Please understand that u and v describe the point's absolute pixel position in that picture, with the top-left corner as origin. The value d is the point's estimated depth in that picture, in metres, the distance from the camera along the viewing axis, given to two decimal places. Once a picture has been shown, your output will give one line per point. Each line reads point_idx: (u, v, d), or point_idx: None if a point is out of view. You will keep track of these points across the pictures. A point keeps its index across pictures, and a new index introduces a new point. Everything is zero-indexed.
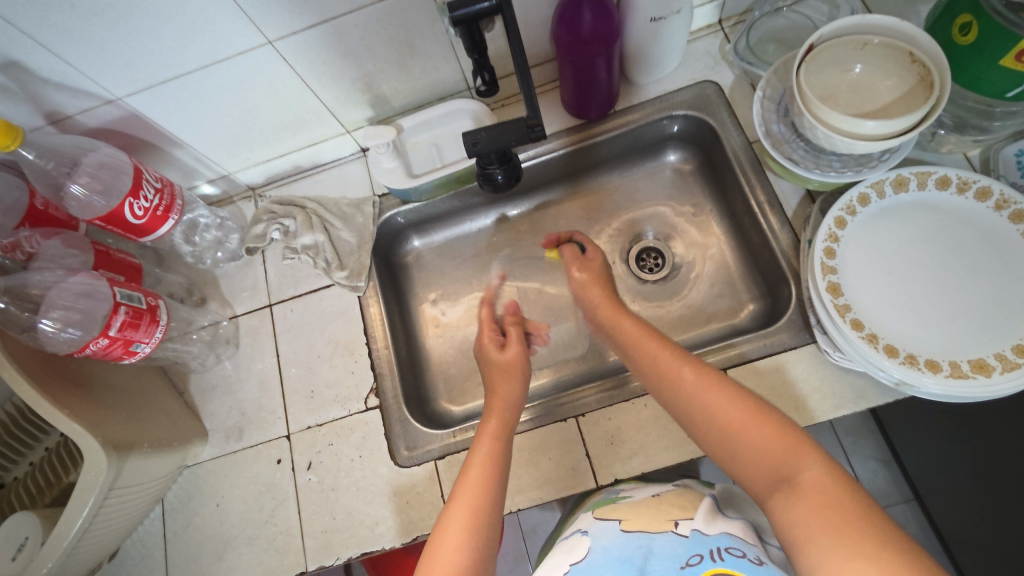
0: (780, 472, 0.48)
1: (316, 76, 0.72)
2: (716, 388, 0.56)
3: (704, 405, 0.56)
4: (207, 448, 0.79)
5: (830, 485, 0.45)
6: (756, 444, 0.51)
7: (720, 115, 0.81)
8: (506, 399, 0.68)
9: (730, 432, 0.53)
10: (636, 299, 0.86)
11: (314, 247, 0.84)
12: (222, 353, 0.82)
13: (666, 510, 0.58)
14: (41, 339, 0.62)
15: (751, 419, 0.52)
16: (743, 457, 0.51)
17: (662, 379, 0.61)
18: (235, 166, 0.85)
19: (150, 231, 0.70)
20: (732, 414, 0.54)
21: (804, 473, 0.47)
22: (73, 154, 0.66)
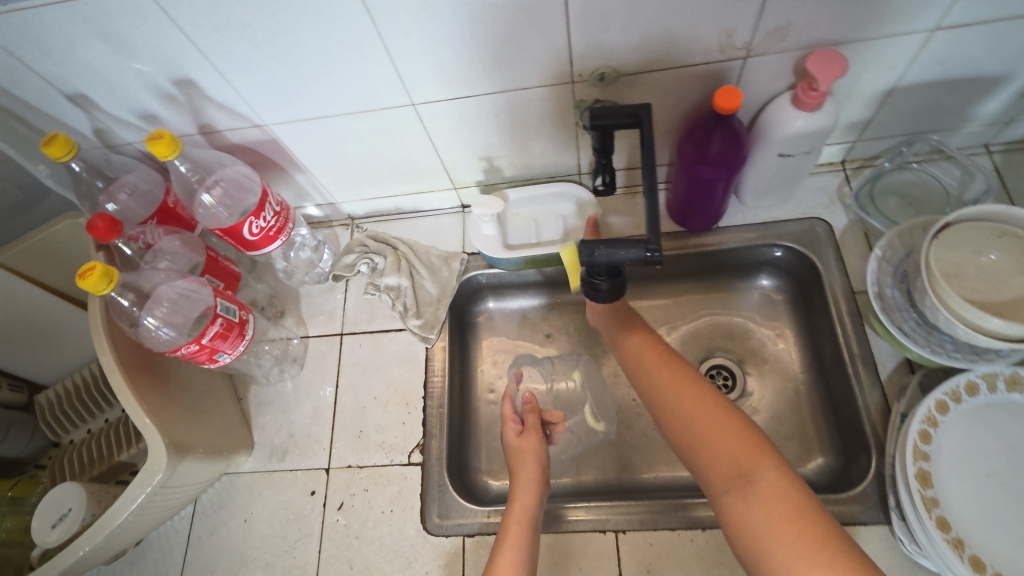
0: (737, 471, 0.56)
1: (442, 139, 0.75)
2: (697, 396, 0.63)
3: (686, 415, 0.62)
4: (250, 460, 0.80)
5: (782, 489, 0.53)
6: (723, 441, 0.58)
7: (826, 257, 0.79)
8: (523, 500, 0.68)
9: (703, 431, 0.60)
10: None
11: (396, 289, 0.86)
12: (286, 370, 0.85)
13: None
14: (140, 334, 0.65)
15: (726, 429, 0.59)
16: (715, 454, 0.58)
17: (655, 383, 0.67)
18: (344, 197, 0.89)
19: (259, 248, 0.74)
20: (702, 418, 0.61)
21: (759, 476, 0.54)
22: (213, 168, 0.72)
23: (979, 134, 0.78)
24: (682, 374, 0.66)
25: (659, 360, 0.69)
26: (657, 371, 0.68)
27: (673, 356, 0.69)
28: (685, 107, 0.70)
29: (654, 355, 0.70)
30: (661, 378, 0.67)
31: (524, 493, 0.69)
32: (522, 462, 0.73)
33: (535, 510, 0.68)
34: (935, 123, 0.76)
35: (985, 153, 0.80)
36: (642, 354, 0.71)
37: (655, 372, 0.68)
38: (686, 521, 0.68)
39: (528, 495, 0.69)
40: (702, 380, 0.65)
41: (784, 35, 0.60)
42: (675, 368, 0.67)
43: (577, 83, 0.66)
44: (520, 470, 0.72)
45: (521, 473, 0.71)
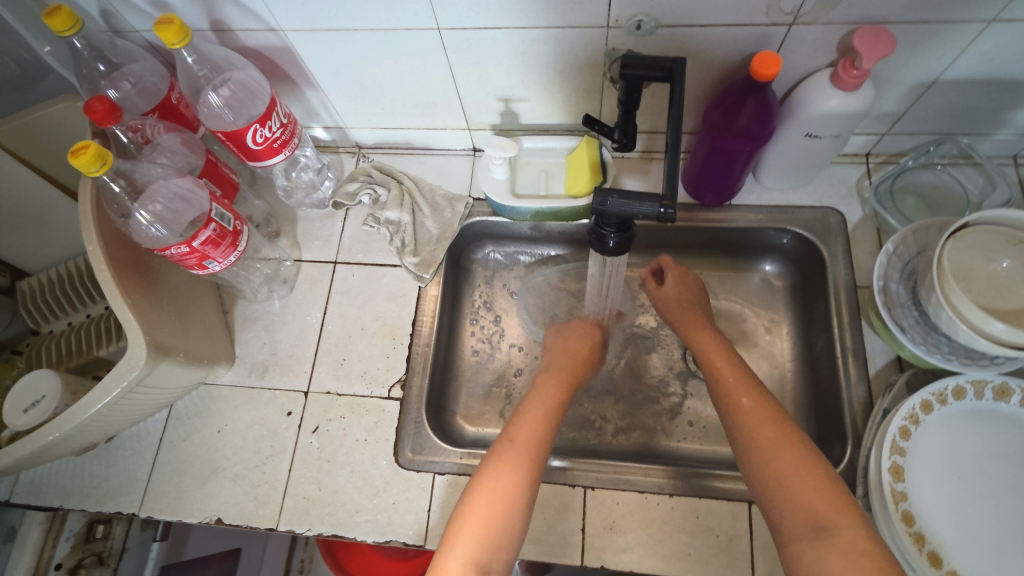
0: (816, 516, 0.50)
1: (463, 74, 0.73)
2: (771, 424, 0.57)
3: (769, 453, 0.55)
4: (230, 373, 0.80)
5: (868, 547, 0.47)
6: (798, 488, 0.52)
7: (834, 248, 0.78)
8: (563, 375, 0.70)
9: (785, 489, 0.53)
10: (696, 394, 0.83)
11: (396, 224, 0.85)
12: (275, 291, 0.84)
13: None
14: (128, 225, 0.63)
15: (807, 473, 0.53)
16: (792, 504, 0.52)
17: (721, 397, 0.63)
18: (353, 123, 0.86)
19: (261, 159, 0.71)
20: (782, 452, 0.55)
21: (840, 526, 0.49)
22: (224, 68, 0.69)
23: (1010, 143, 0.76)
24: (764, 403, 0.59)
25: (736, 378, 0.63)
26: (740, 406, 0.60)
27: (753, 379, 0.62)
28: (718, 71, 0.68)
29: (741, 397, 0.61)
30: (750, 430, 0.58)
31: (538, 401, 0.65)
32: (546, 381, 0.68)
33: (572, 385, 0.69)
34: (968, 126, 0.73)
35: (1011, 165, 0.78)
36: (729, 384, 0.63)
37: (746, 413, 0.59)
38: (655, 485, 0.69)
39: (542, 403, 0.64)
40: (779, 410, 0.59)
41: (833, 6, 0.57)
42: (755, 389, 0.61)
43: (612, 29, 0.63)
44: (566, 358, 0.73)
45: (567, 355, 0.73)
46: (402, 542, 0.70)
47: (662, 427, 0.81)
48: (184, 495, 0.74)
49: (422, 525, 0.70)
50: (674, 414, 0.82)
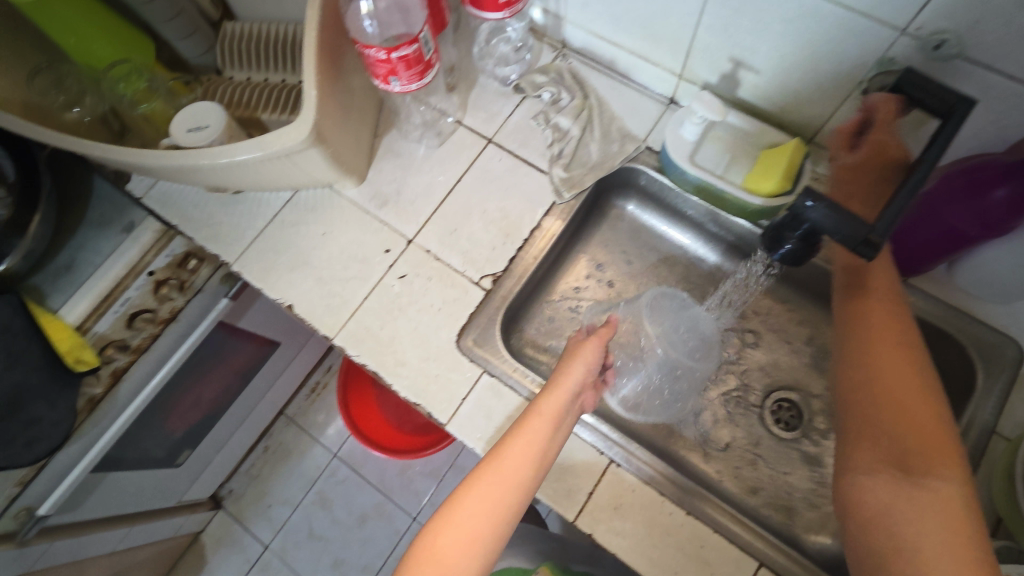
0: (907, 461, 0.52)
1: (713, 13, 0.67)
2: (899, 352, 0.58)
3: (882, 379, 0.57)
4: (354, 190, 0.83)
5: (950, 498, 0.49)
6: (907, 421, 0.54)
7: (992, 382, 0.68)
8: (542, 422, 0.60)
9: (893, 428, 0.55)
10: (755, 441, 0.79)
11: (563, 133, 0.83)
12: (426, 139, 0.84)
13: None
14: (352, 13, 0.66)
15: (919, 408, 0.55)
16: (894, 440, 0.54)
17: (851, 311, 0.63)
18: (573, 17, 0.82)
19: (480, 8, 0.72)
20: (894, 375, 0.57)
21: (930, 474, 0.51)
22: None
23: None
24: (898, 329, 0.60)
25: (884, 293, 0.62)
26: (874, 328, 0.60)
27: (896, 302, 0.62)
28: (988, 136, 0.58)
29: (882, 323, 0.61)
30: (874, 355, 0.59)
31: (503, 459, 0.58)
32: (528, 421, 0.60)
33: (553, 437, 0.60)
34: None
35: None
36: (867, 294, 0.63)
37: (877, 333, 0.60)
38: (677, 495, 0.66)
39: (506, 463, 0.58)
40: (913, 339, 0.59)
41: None
42: (894, 313, 0.61)
43: (904, 35, 0.56)
44: (552, 397, 0.62)
45: (554, 395, 0.62)
46: (427, 412, 0.72)
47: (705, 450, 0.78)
48: (272, 271, 0.80)
49: (451, 407, 0.72)
50: (724, 445, 0.78)
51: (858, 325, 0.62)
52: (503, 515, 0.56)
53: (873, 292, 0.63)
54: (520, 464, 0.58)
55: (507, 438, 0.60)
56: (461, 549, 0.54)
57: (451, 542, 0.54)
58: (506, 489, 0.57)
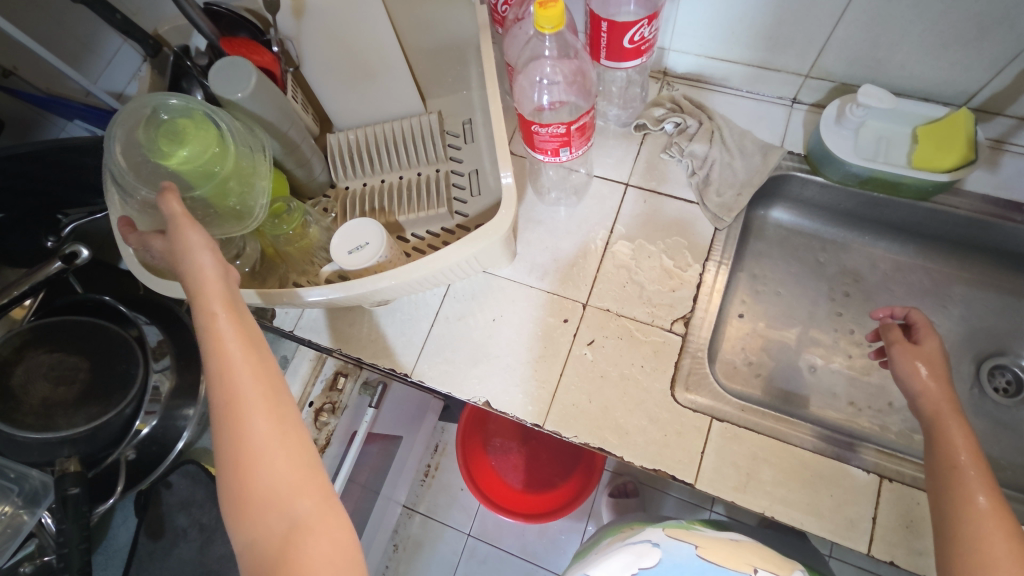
0: None
1: (859, 9, 0.67)
2: (1003, 526, 0.51)
3: (978, 542, 0.51)
4: (509, 268, 0.80)
5: None
6: None
7: None
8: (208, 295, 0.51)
9: None
10: (976, 415, 0.78)
11: (702, 158, 0.80)
12: (563, 199, 0.83)
13: (746, 555, 0.56)
14: (520, 87, 0.66)
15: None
16: None
17: (948, 478, 0.56)
18: (681, 46, 0.82)
19: (619, 59, 0.69)
20: (992, 545, 0.50)
21: None
22: None
23: None
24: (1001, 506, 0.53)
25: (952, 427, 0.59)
26: (968, 483, 0.55)
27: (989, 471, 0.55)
28: None
29: (958, 473, 0.56)
30: (970, 509, 0.53)
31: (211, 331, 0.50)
32: (211, 317, 0.50)
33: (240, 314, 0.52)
34: None
35: None
36: (960, 466, 0.56)
37: (965, 492, 0.54)
38: None
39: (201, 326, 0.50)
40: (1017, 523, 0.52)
41: None
42: (989, 484, 0.54)
43: None
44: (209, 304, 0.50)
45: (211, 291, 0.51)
46: (671, 475, 0.69)
47: None
48: (455, 370, 0.77)
49: (694, 464, 0.68)
50: None
51: (957, 493, 0.55)
52: (272, 428, 0.48)
53: (955, 434, 0.58)
54: (242, 331, 0.51)
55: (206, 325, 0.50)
56: (225, 436, 0.48)
57: (246, 467, 0.47)
58: (266, 403, 0.49)
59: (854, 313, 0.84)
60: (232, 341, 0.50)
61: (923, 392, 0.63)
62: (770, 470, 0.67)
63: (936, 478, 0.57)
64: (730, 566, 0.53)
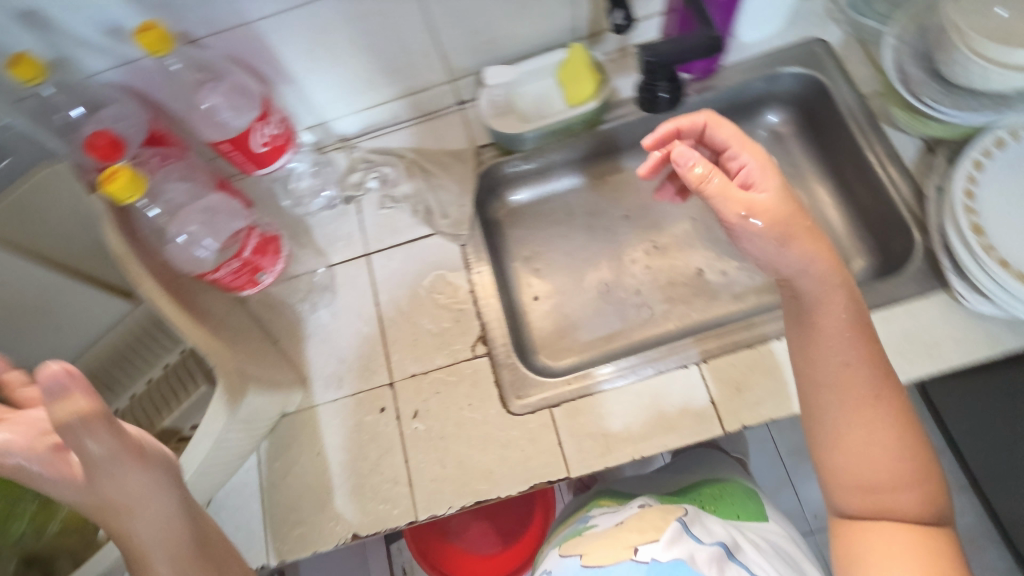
0: (880, 489, 0.49)
1: (436, 16, 0.72)
2: (870, 402, 0.50)
3: (856, 422, 0.50)
4: (305, 396, 0.76)
5: (920, 524, 0.48)
6: (873, 470, 0.49)
7: (831, 72, 0.80)
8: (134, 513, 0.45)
9: (860, 462, 0.50)
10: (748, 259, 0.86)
11: (414, 195, 0.83)
12: (319, 302, 0.80)
13: (625, 538, 0.58)
14: (172, 252, 0.62)
15: (899, 448, 0.49)
16: (869, 469, 0.49)
17: (815, 348, 0.51)
18: (336, 112, 0.83)
19: (268, 164, 0.69)
20: (861, 427, 0.50)
21: (902, 500, 0.49)
22: (216, 69, 0.69)
23: None
24: (870, 375, 0.50)
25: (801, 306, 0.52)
26: (833, 355, 0.50)
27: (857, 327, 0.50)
28: None
29: (848, 371, 0.50)
30: (838, 392, 0.50)
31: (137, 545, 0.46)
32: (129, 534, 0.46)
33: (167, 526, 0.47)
34: None
35: None
36: (825, 330, 0.50)
37: (834, 369, 0.50)
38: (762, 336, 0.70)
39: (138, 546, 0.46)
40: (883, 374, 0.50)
41: None
42: (855, 342, 0.50)
43: None
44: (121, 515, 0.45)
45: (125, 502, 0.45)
46: (546, 482, 0.68)
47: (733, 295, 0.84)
48: (308, 525, 0.70)
49: (558, 458, 0.69)
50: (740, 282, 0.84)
51: (826, 364, 0.50)
52: None
53: (836, 302, 0.50)
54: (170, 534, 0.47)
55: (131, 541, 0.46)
56: None
57: None
58: None
59: (619, 238, 0.91)
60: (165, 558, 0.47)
61: (812, 266, 0.49)
62: (619, 418, 0.69)
63: (812, 369, 0.51)
64: (611, 563, 0.55)
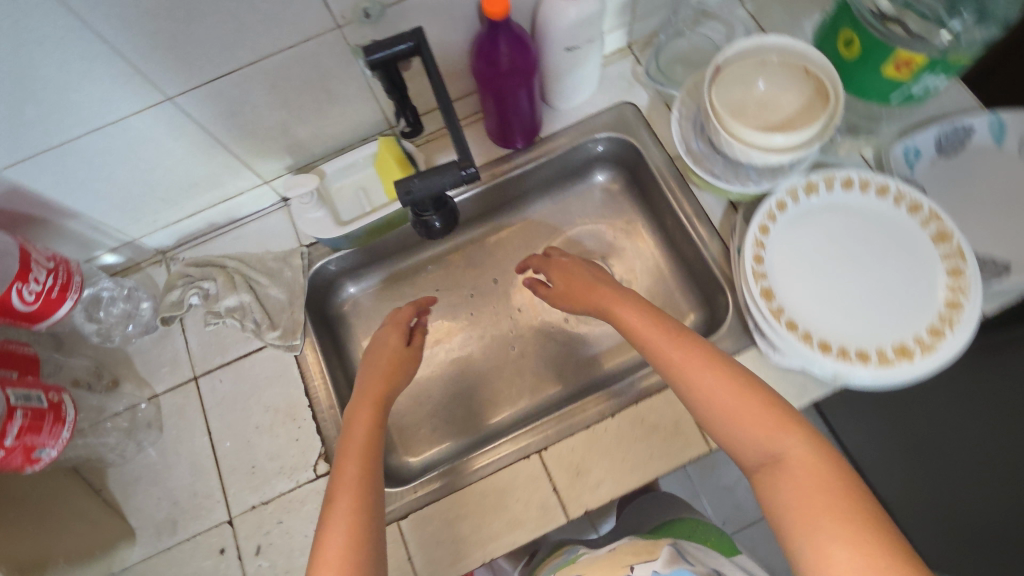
0: (762, 450, 0.50)
1: (223, 133, 0.68)
2: (721, 372, 0.55)
3: (725, 407, 0.53)
4: (137, 548, 0.70)
5: (813, 461, 0.48)
6: (741, 418, 0.52)
7: (641, 136, 0.83)
8: (362, 424, 0.61)
9: (744, 437, 0.51)
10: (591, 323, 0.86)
11: (239, 308, 0.78)
12: (144, 440, 0.74)
13: (620, 559, 0.56)
14: None
15: (753, 405, 0.52)
16: (750, 448, 0.51)
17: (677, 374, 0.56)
18: (141, 230, 0.77)
19: (46, 317, 0.63)
20: (719, 395, 0.53)
21: (788, 450, 0.49)
22: None
23: None
24: (699, 350, 0.57)
25: (646, 326, 0.62)
26: (683, 365, 0.56)
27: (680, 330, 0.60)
28: (463, 25, 0.68)
29: (683, 351, 0.57)
30: (695, 384, 0.55)
31: (359, 426, 0.60)
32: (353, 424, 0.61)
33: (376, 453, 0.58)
34: None
35: None
36: (667, 358, 0.58)
37: (685, 367, 0.56)
38: (598, 413, 0.70)
39: (358, 442, 0.59)
40: (714, 352, 0.57)
41: None
42: (676, 339, 0.59)
43: (344, 27, 0.61)
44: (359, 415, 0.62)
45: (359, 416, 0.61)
46: None
47: (583, 363, 0.84)
48: None
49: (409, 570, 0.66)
50: (587, 344, 0.84)
51: (665, 369, 0.58)
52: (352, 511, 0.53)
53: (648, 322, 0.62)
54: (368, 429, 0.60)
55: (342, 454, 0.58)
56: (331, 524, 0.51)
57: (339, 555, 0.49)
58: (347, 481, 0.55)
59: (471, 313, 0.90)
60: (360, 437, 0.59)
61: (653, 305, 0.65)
62: (466, 519, 0.68)
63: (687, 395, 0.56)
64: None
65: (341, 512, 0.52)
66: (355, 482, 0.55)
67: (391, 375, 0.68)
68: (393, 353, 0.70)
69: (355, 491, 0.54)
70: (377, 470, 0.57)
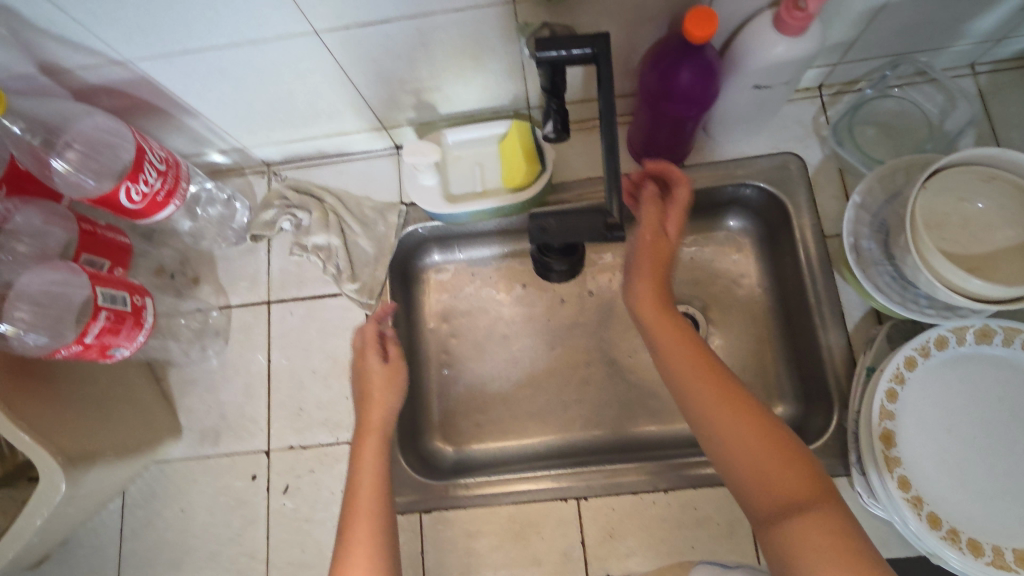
0: (733, 421, 0.48)
1: (358, 75, 0.62)
2: (691, 346, 0.53)
3: (698, 378, 0.51)
4: (179, 446, 0.73)
5: (774, 440, 0.47)
6: (705, 393, 0.50)
7: (798, 197, 0.72)
8: (370, 461, 0.56)
9: (710, 404, 0.50)
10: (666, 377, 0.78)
11: (326, 249, 0.76)
12: (208, 347, 0.76)
13: None
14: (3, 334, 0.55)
15: (720, 378, 0.51)
16: (709, 409, 0.49)
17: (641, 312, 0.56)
18: (253, 141, 0.75)
19: (147, 216, 0.63)
20: (691, 366, 0.51)
21: (747, 425, 0.48)
22: (61, 122, 0.58)
23: (969, 51, 0.69)
24: (667, 311, 0.55)
25: (628, 275, 0.59)
26: (657, 323, 0.55)
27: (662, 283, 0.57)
28: (650, 28, 0.58)
29: (658, 306, 0.55)
30: (662, 340, 0.54)
31: (365, 466, 0.56)
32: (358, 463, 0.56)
33: (383, 483, 0.55)
34: (924, 42, 0.66)
35: (969, 75, 0.72)
36: (640, 308, 0.56)
37: (658, 320, 0.55)
38: (649, 483, 0.67)
39: (368, 485, 0.54)
40: (671, 305, 0.56)
41: None
42: (659, 283, 0.56)
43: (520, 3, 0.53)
44: (365, 450, 0.57)
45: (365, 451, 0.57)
46: None
47: (647, 410, 0.77)
48: None
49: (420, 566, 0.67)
50: (654, 394, 0.78)
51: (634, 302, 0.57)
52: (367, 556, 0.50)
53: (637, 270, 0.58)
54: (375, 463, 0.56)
55: (349, 503, 0.53)
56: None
57: None
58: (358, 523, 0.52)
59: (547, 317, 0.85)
60: (371, 476, 0.55)
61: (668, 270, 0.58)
62: (485, 536, 0.67)
63: (663, 354, 0.53)
64: None
65: (364, 548, 0.50)
66: (368, 518, 0.52)
67: (384, 400, 0.60)
68: (375, 373, 0.61)
69: (368, 532, 0.51)
70: (384, 511, 0.53)
